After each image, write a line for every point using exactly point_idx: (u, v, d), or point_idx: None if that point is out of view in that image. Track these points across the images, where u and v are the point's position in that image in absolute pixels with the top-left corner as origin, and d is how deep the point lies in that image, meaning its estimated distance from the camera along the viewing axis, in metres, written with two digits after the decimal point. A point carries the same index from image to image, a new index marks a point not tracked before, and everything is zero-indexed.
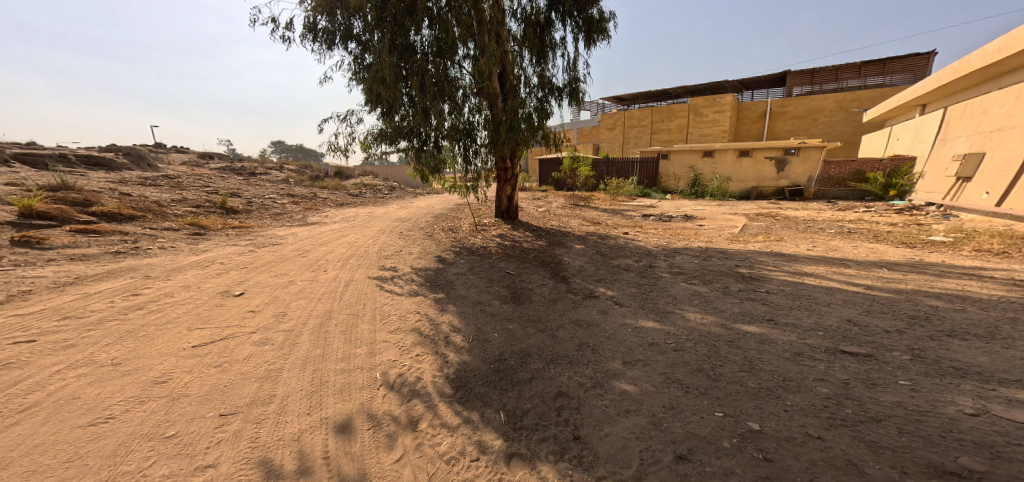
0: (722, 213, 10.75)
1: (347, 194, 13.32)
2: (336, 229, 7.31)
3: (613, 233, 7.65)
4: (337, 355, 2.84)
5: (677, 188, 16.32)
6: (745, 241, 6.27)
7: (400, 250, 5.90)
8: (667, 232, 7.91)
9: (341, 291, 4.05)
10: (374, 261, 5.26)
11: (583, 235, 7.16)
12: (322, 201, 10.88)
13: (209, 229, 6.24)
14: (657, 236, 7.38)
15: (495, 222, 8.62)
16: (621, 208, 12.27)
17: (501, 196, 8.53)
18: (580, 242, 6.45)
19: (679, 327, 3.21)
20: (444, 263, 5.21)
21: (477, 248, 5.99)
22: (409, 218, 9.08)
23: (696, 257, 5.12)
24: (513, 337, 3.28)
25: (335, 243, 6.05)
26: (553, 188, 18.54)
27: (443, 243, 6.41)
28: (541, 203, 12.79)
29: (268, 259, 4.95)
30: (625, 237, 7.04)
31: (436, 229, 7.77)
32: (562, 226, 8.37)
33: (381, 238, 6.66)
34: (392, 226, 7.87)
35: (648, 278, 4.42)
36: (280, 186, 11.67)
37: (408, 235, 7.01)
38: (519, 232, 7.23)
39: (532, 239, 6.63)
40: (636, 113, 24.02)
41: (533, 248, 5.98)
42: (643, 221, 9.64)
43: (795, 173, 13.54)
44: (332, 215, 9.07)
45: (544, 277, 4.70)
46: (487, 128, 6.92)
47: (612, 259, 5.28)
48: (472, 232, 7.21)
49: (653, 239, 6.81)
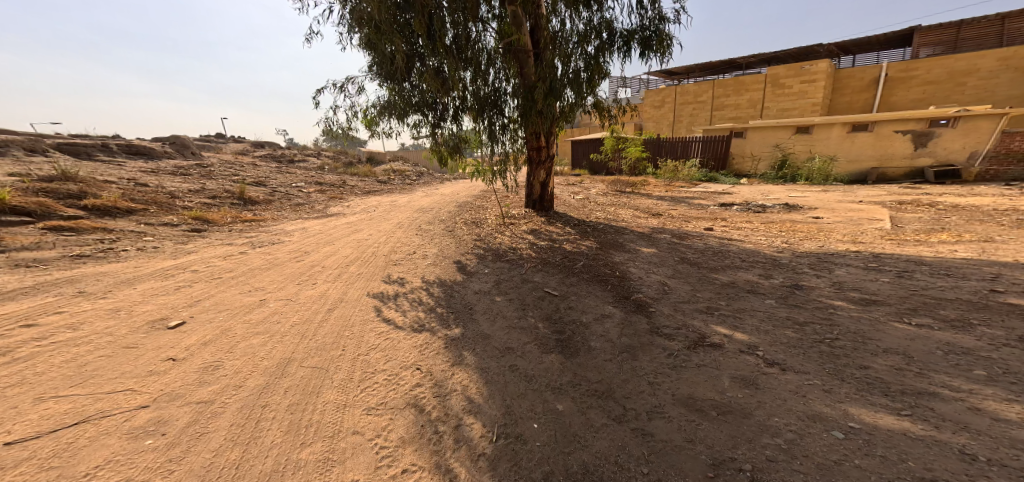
0: (836, 202, 8.29)
1: (377, 181, 12.51)
2: (352, 223, 6.24)
3: (695, 228, 5.82)
4: (266, 465, 1.64)
5: (755, 171, 13.63)
6: (919, 246, 4.19)
7: (418, 253, 4.62)
8: (770, 227, 5.89)
9: (318, 322, 2.87)
10: (381, 268, 4.04)
11: (656, 230, 5.43)
12: (349, 190, 10.08)
13: (214, 223, 5.40)
14: (762, 233, 5.42)
15: (524, 213, 7.13)
16: (688, 195, 10.13)
17: (532, 182, 6.97)
18: (652, 240, 4.75)
19: (982, 444, 1.48)
20: (464, 276, 3.83)
21: (510, 251, 4.54)
22: (432, 207, 7.91)
23: (869, 269, 3.23)
24: (571, 433, 1.87)
25: (344, 242, 4.91)
26: (587, 172, 16.43)
27: (470, 243, 5.04)
28: (588, 189, 10.99)
29: (254, 265, 3.92)
30: (715, 235, 5.23)
31: (453, 222, 6.49)
32: (623, 218, 6.67)
33: (400, 235, 5.46)
34: (416, 219, 6.65)
35: (822, 309, 2.64)
36: (310, 174, 11.12)
37: (432, 231, 5.74)
38: (573, 227, 5.66)
39: (575, 237, 5.05)
40: (692, 87, 20.06)
41: (587, 250, 4.40)
42: (721, 211, 7.63)
43: (944, 150, 10.76)
44: (355, 205, 8.12)
45: (610, 302, 3.17)
46: (519, 96, 5.44)
47: (714, 270, 3.57)
48: (508, 228, 5.78)
49: (758, 239, 4.92)
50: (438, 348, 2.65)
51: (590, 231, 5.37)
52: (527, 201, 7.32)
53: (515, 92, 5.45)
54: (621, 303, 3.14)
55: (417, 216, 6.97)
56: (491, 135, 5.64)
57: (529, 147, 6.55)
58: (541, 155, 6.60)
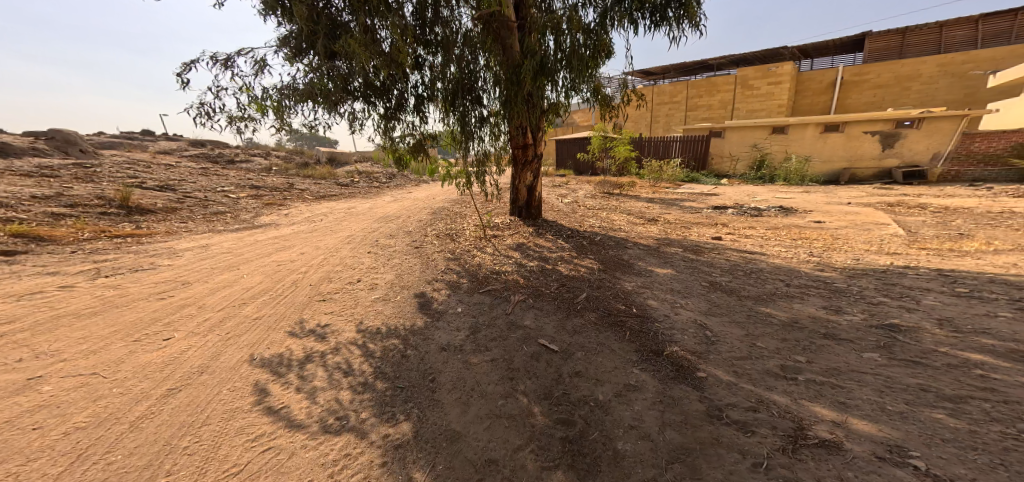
0: (825, 204, 7.97)
1: (335, 184, 10.97)
2: (287, 234, 4.95)
3: (700, 237, 5.06)
4: None
5: (733, 172, 13.47)
6: (965, 258, 3.60)
7: (365, 280, 3.47)
8: (780, 234, 5.26)
9: (132, 422, 1.74)
10: (302, 309, 2.88)
11: (658, 242, 4.59)
12: (298, 194, 8.57)
13: (44, 241, 3.56)
14: (778, 242, 4.75)
15: (508, 220, 6.15)
16: (676, 198, 9.53)
17: (517, 186, 5.99)
18: (662, 257, 3.88)
19: None
20: (428, 322, 2.79)
21: (491, 279, 3.53)
22: (397, 215, 6.75)
23: (956, 294, 2.49)
24: None
25: (255, 265, 3.62)
26: (572, 172, 15.91)
27: (439, 266, 3.97)
28: (570, 191, 10.14)
29: (84, 307, 2.62)
30: (730, 246, 4.48)
31: (424, 234, 5.40)
32: (616, 226, 5.80)
33: (334, 253, 4.20)
34: (370, 230, 5.46)
35: (949, 368, 1.80)
36: (251, 175, 9.48)
37: (386, 247, 4.59)
38: (562, 240, 4.72)
39: (568, 252, 4.11)
40: (667, 87, 19.89)
41: (587, 274, 3.46)
42: (718, 215, 7.01)
43: (910, 151, 10.90)
44: (299, 209, 6.75)
45: (632, 365, 2.24)
46: (500, 82, 4.36)
47: (758, 301, 2.74)
48: (486, 243, 4.76)
49: (780, 251, 4.21)
50: (354, 481, 1.54)
51: (582, 244, 4.44)
52: (510, 206, 6.33)
53: (494, 77, 4.39)
54: (659, 371, 2.19)
55: (372, 226, 5.76)
56: (467, 131, 4.53)
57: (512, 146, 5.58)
58: (528, 154, 5.64)
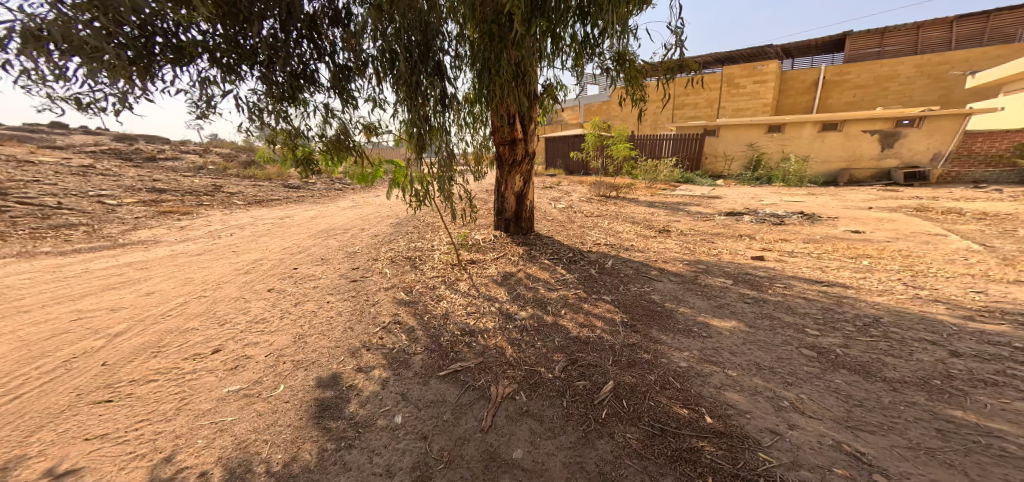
0: (842, 207, 7.21)
1: (285, 184, 9.28)
2: (168, 254, 3.50)
3: (739, 260, 3.95)
4: None
5: (729, 172, 12.81)
6: None
7: (218, 352, 2.16)
8: (824, 248, 4.31)
9: None
10: (31, 432, 1.56)
11: (692, 271, 3.44)
12: (229, 195, 6.96)
13: None
14: (831, 261, 3.77)
15: (488, 234, 4.89)
16: (679, 202, 8.52)
17: (504, 192, 4.66)
18: (714, 303, 2.73)
19: None
20: (337, 459, 1.59)
21: (461, 349, 2.34)
22: (347, 225, 5.35)
23: None
24: None
25: (11, 323, 2.21)
26: (561, 171, 14.83)
27: (381, 317, 2.68)
28: (562, 195, 8.97)
29: None
30: (778, 271, 3.45)
31: (377, 254, 4.05)
32: (626, 244, 4.63)
33: (203, 290, 2.79)
34: (298, 248, 4.07)
35: None
36: (171, 173, 7.74)
37: (308, 277, 3.23)
38: (562, 273, 3.50)
39: (570, 298, 2.97)
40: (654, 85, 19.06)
41: (613, 346, 2.36)
42: (735, 224, 6.05)
43: (910, 151, 10.36)
44: (218, 217, 5.24)
45: None
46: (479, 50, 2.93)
47: (908, 398, 1.63)
48: (461, 273, 3.52)
49: (849, 277, 3.20)
50: None
51: (594, 285, 3.24)
52: (494, 217, 4.99)
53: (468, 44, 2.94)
54: None
55: (305, 241, 4.38)
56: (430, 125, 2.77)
57: (496, 141, 4.34)
58: (518, 154, 4.38)
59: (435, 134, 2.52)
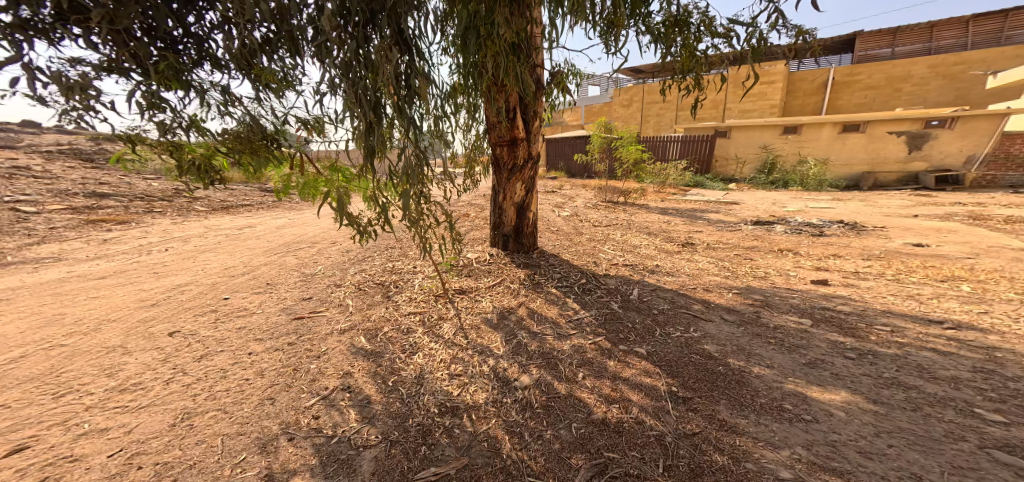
0: (879, 215, 6.46)
1: (262, 187, 8.50)
2: (59, 278, 2.85)
3: (794, 285, 3.19)
4: None
5: (741, 175, 12.06)
6: None
7: (17, 454, 1.43)
8: (888, 267, 3.55)
9: None
10: None
11: (746, 305, 2.69)
12: (190, 199, 6.17)
13: None
14: (909, 286, 3.01)
15: (483, 250, 4.11)
16: (694, 209, 7.78)
17: (504, 200, 3.84)
18: (799, 363, 1.99)
19: None
20: None
21: (436, 437, 1.67)
22: (316, 237, 4.56)
23: None
24: None
25: None
26: (562, 174, 14.09)
27: (326, 387, 2.02)
28: (566, 200, 8.23)
29: None
30: (849, 301, 2.69)
31: (343, 277, 3.32)
32: (650, 265, 3.88)
33: (60, 339, 2.15)
34: (244, 268, 3.35)
35: None
36: (130, 174, 6.95)
37: (236, 314, 2.59)
38: (578, 315, 2.78)
39: (587, 355, 2.31)
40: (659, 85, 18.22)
41: (663, 440, 1.63)
42: (764, 235, 5.30)
43: (940, 153, 9.61)
44: (161, 226, 4.45)
45: None
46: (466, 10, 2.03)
47: None
48: (449, 310, 2.80)
49: (952, 311, 2.43)
50: None
51: (628, 333, 2.53)
52: (491, 232, 4.17)
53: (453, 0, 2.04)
54: None
55: (257, 259, 3.64)
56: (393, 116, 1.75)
57: (492, 140, 3.55)
58: (519, 155, 3.58)
59: (406, 128, 1.65)
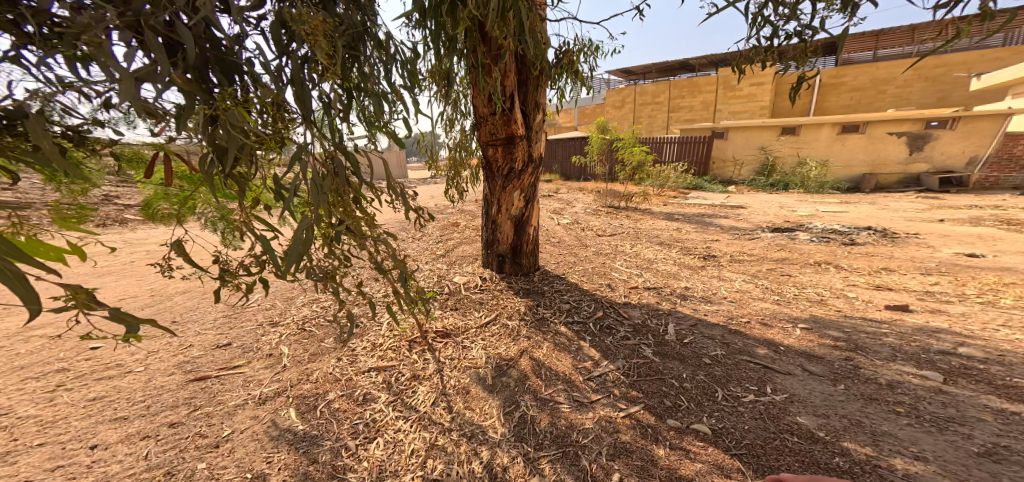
0: (902, 218, 5.97)
1: None
2: None
3: (862, 313, 2.60)
4: None
5: (739, 178, 11.66)
6: None
7: None
8: (961, 285, 2.97)
9: None
10: None
11: (828, 348, 2.15)
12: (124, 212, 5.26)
13: None
14: (1006, 312, 2.42)
15: (472, 272, 3.39)
16: (700, 214, 7.21)
17: (498, 213, 3.11)
18: (970, 453, 1.41)
19: None
20: None
21: None
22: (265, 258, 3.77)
23: None
24: None
25: None
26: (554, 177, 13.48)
27: None
28: (562, 206, 7.58)
29: None
30: (944, 340, 2.10)
31: (289, 314, 2.59)
32: (675, 288, 3.26)
33: None
34: (149, 307, 2.62)
35: None
36: None
37: (96, 376, 1.91)
38: (598, 368, 2.13)
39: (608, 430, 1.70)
40: (649, 87, 17.85)
41: None
42: (790, 244, 4.72)
43: (943, 154, 9.32)
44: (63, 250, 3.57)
45: None
46: None
47: None
48: (425, 366, 2.14)
49: None
50: None
51: (673, 403, 1.86)
52: (482, 250, 3.44)
53: None
54: None
55: (180, 292, 2.89)
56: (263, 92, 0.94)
57: (482, 139, 2.82)
58: (517, 158, 2.85)
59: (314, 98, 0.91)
